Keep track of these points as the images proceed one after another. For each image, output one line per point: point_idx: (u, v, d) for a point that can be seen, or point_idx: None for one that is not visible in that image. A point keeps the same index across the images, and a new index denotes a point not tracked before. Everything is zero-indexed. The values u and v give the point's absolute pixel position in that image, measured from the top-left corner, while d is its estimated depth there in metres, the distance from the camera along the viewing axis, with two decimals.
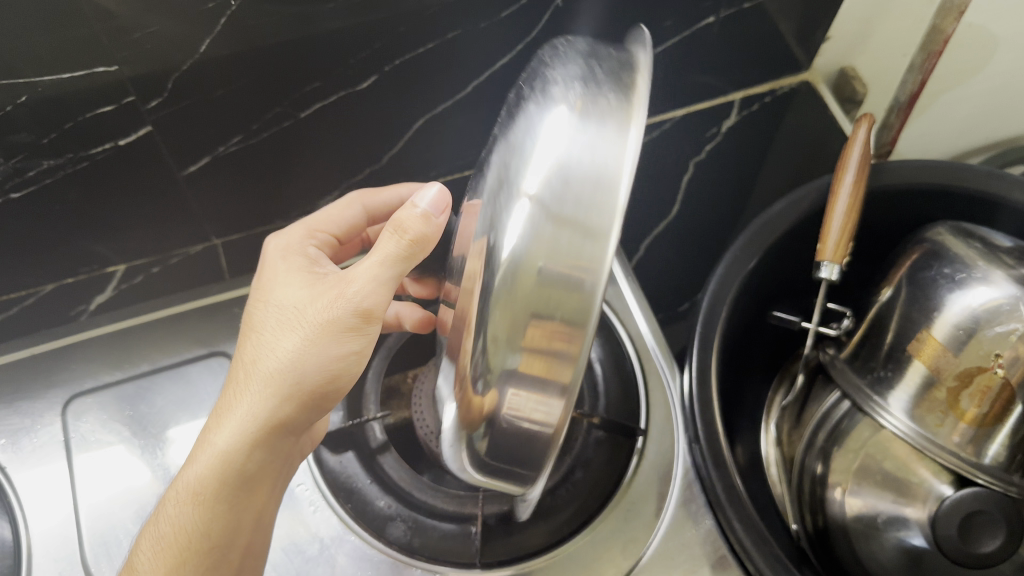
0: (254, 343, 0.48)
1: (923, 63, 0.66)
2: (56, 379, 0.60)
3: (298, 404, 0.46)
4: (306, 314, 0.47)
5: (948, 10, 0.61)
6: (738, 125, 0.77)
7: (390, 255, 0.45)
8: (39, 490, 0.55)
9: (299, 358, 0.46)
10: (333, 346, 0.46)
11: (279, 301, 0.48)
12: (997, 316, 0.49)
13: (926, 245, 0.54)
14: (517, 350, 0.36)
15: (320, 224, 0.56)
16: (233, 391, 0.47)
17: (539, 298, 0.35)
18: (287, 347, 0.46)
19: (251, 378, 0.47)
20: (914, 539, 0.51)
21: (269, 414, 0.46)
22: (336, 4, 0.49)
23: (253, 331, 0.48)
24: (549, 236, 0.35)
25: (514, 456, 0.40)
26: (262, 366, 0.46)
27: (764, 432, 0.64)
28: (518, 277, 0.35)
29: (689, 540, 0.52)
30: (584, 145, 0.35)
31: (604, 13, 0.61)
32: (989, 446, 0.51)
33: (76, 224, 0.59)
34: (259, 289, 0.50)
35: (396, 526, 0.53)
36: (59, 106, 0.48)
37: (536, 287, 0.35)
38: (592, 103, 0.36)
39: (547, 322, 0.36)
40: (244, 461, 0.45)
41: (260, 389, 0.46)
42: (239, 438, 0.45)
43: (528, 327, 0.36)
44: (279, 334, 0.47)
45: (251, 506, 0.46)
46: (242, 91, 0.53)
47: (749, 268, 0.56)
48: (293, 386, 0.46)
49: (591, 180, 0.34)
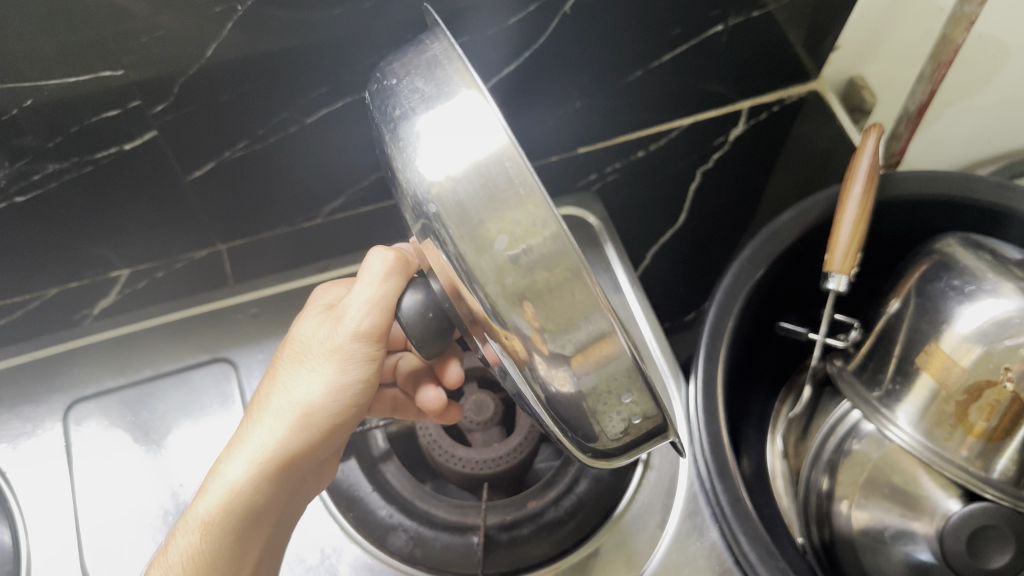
0: (271, 378, 0.48)
1: (934, 73, 0.64)
2: (57, 385, 0.59)
3: (305, 430, 0.46)
4: (318, 341, 0.47)
5: (959, 18, 0.59)
6: (747, 134, 0.77)
7: (377, 275, 0.45)
8: (40, 494, 0.55)
9: (307, 385, 0.46)
10: (343, 379, 0.46)
11: (291, 339, 0.49)
12: (1006, 329, 0.48)
13: (935, 257, 0.53)
14: (521, 285, 0.32)
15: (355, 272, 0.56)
16: (252, 421, 0.47)
17: (507, 226, 0.32)
18: (297, 378, 0.46)
19: (264, 411, 0.46)
20: (921, 553, 0.50)
21: (275, 440, 0.45)
22: (343, 10, 0.49)
23: (269, 368, 0.49)
24: (487, 206, 0.32)
25: (596, 401, 0.34)
26: (275, 399, 0.46)
27: (770, 445, 0.62)
28: (495, 241, 0.32)
29: (693, 553, 0.51)
30: (454, 109, 0.33)
31: (612, 22, 0.61)
32: (998, 461, 0.50)
33: (83, 229, 0.59)
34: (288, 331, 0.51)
35: (398, 536, 0.52)
36: (66, 109, 0.48)
37: (518, 237, 0.32)
38: (429, 91, 0.35)
39: (545, 262, 0.32)
40: (251, 495, 0.44)
41: (271, 420, 0.46)
42: (249, 472, 0.44)
43: (529, 267, 0.32)
44: (283, 369, 0.48)
45: (256, 536, 0.45)
46: (249, 95, 0.53)
47: (756, 279, 0.56)
48: (299, 419, 0.45)
49: (476, 143, 0.33)
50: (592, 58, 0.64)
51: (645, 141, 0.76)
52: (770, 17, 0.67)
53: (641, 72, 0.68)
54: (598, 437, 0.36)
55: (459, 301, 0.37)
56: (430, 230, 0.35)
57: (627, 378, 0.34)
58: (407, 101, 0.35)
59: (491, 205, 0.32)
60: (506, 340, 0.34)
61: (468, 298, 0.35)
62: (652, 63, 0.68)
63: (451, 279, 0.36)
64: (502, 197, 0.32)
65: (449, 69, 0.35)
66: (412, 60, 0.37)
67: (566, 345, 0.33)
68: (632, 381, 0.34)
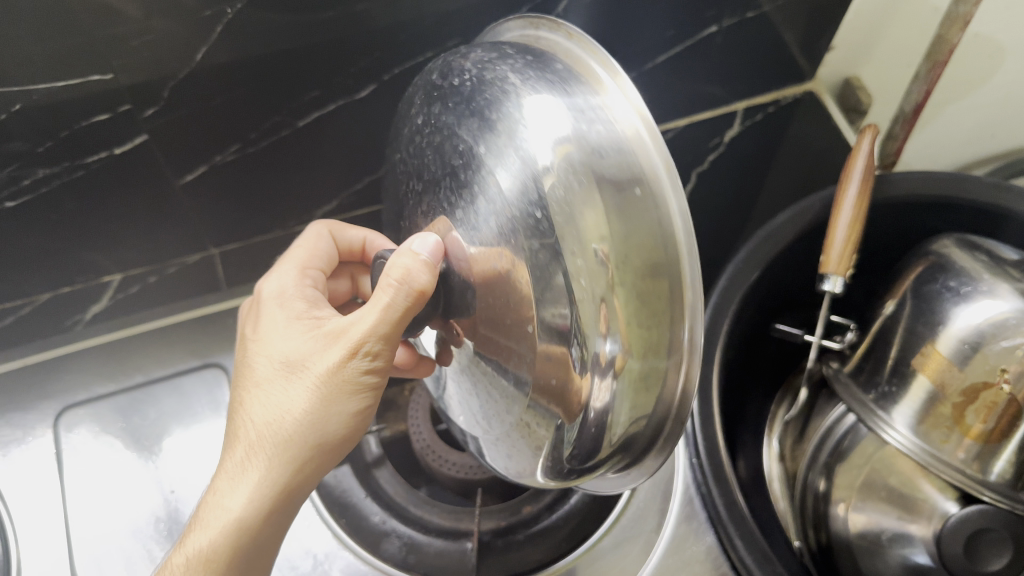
0: (259, 395, 0.43)
1: (929, 72, 0.64)
2: (50, 392, 0.60)
3: (308, 458, 0.42)
4: (316, 358, 0.43)
5: (955, 19, 0.59)
6: (742, 135, 0.77)
7: (388, 305, 0.40)
8: (31, 503, 0.55)
9: (304, 410, 0.42)
10: (353, 405, 0.43)
11: (279, 350, 0.44)
12: (1003, 330, 0.47)
13: (931, 258, 0.53)
14: (612, 290, 0.34)
15: (308, 258, 0.53)
16: (246, 447, 0.42)
17: (625, 221, 0.34)
18: (295, 400, 0.42)
19: (262, 437, 0.42)
20: (917, 556, 0.50)
21: (277, 469, 0.42)
22: (335, 13, 0.49)
23: (251, 380, 0.45)
24: (612, 199, 0.34)
25: (624, 424, 0.37)
26: (274, 426, 0.42)
27: (767, 448, 0.63)
28: (608, 233, 0.34)
29: (690, 557, 0.51)
30: (585, 105, 0.36)
31: (606, 23, 0.61)
32: (995, 463, 0.50)
33: (75, 235, 0.58)
34: (265, 336, 0.46)
35: (391, 542, 0.52)
36: (54, 112, 0.48)
37: (630, 232, 0.34)
38: (559, 84, 0.37)
39: (649, 263, 0.34)
40: (259, 529, 0.41)
41: (273, 450, 0.42)
42: (254, 507, 0.41)
43: (626, 269, 0.34)
44: (275, 389, 0.43)
45: (262, 567, 0.42)
46: (241, 98, 0.53)
47: (752, 281, 0.56)
48: (303, 447, 0.42)
49: (612, 139, 0.35)
50: None
51: None
52: (765, 18, 0.67)
53: (636, 73, 0.68)
54: (603, 446, 0.38)
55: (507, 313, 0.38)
56: (541, 215, 0.35)
57: (661, 410, 0.37)
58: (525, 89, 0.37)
59: (616, 201, 0.34)
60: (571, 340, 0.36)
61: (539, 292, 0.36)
62: (648, 65, 0.67)
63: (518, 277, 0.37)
64: (631, 195, 0.34)
65: (576, 73, 0.37)
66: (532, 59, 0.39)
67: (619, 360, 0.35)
68: (654, 417, 0.37)
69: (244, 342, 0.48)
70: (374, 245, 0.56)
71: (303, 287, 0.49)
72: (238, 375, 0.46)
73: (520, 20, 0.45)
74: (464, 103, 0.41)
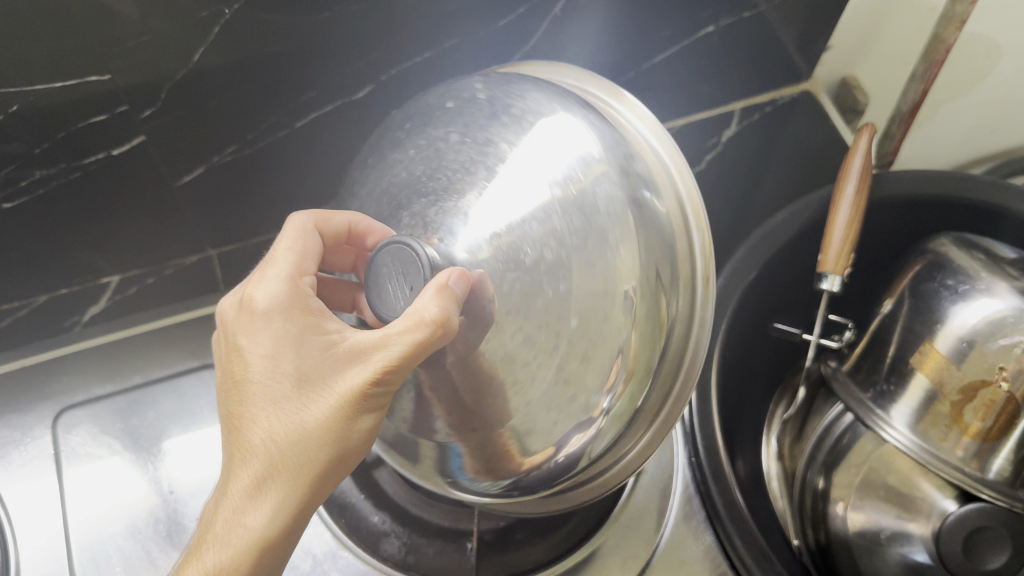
0: (272, 412, 0.38)
1: (926, 71, 0.64)
2: (48, 393, 0.60)
3: (330, 479, 0.39)
4: (340, 374, 0.39)
5: (950, 18, 0.59)
6: (739, 135, 0.77)
7: (422, 336, 0.38)
8: (29, 504, 0.55)
9: (329, 433, 0.38)
10: (373, 421, 0.40)
11: (288, 365, 0.39)
12: (1001, 328, 0.47)
13: (929, 257, 0.53)
14: (635, 332, 0.41)
15: (299, 255, 0.43)
16: (264, 468, 0.38)
17: (652, 249, 0.42)
18: (315, 422, 0.38)
19: (279, 460, 0.38)
20: (916, 555, 0.50)
21: (301, 491, 0.39)
22: (332, 13, 0.49)
23: (254, 394, 0.39)
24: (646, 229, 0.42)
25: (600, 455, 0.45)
26: (291, 449, 0.38)
27: (766, 446, 0.63)
28: (643, 257, 0.41)
29: (689, 555, 0.52)
30: (619, 147, 0.43)
31: (602, 22, 0.61)
32: (993, 461, 0.50)
33: (72, 237, 0.58)
34: (265, 343, 0.39)
35: (390, 543, 0.52)
36: (53, 113, 0.48)
37: (656, 258, 0.42)
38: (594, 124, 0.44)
39: (664, 297, 0.42)
40: (281, 552, 0.39)
41: (291, 472, 0.38)
42: (275, 530, 0.38)
43: (649, 306, 0.42)
44: (288, 410, 0.38)
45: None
46: (238, 99, 0.52)
47: (750, 280, 0.56)
48: (324, 470, 0.39)
49: (643, 181, 0.43)
50: (584, 57, 0.64)
51: None
52: (762, 17, 0.67)
53: (633, 73, 0.68)
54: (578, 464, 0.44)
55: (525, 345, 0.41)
56: (591, 230, 0.41)
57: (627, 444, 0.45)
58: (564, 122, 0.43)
59: (650, 232, 0.42)
60: (594, 373, 0.41)
61: (574, 325, 0.40)
62: (644, 65, 0.68)
63: (554, 304, 0.40)
64: (658, 227, 0.43)
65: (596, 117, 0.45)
66: (551, 97, 0.45)
67: (618, 400, 0.42)
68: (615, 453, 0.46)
69: (235, 348, 0.41)
70: (362, 228, 0.46)
71: (300, 298, 0.41)
72: (235, 386, 0.40)
73: (535, 68, 0.54)
74: (498, 115, 0.45)
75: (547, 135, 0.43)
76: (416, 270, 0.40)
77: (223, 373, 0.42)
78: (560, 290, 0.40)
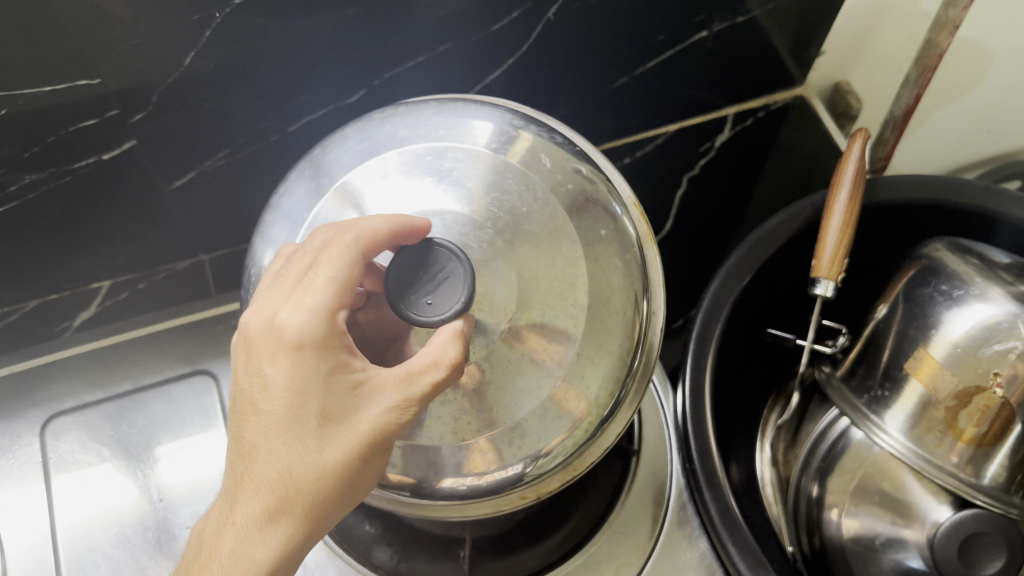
0: (292, 448, 0.37)
1: (920, 76, 0.61)
2: (37, 399, 0.59)
3: (337, 513, 0.39)
4: (363, 413, 0.38)
5: (944, 23, 0.57)
6: (732, 141, 0.76)
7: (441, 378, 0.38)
8: (19, 512, 0.55)
9: (345, 472, 0.38)
10: (383, 458, 0.39)
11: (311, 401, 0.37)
12: (995, 334, 0.48)
13: (923, 262, 0.52)
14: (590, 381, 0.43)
15: (336, 277, 0.39)
16: (277, 501, 0.37)
17: (631, 303, 0.45)
18: (333, 462, 0.37)
19: (292, 496, 0.37)
20: (910, 561, 0.50)
21: (311, 525, 0.38)
22: (323, 17, 0.48)
23: (273, 426, 0.37)
24: (635, 276, 0.45)
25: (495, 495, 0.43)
26: (306, 486, 0.37)
27: (760, 452, 0.62)
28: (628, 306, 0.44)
29: (684, 563, 0.52)
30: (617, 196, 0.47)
31: (596, 27, 0.61)
32: (988, 466, 0.50)
33: (62, 242, 0.58)
34: (289, 375, 0.37)
35: (382, 550, 0.52)
36: (41, 118, 0.47)
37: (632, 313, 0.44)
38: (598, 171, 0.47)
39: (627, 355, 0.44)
40: None
41: (303, 508, 0.37)
42: (281, 564, 0.37)
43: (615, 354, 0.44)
44: (308, 447, 0.37)
45: None
46: (229, 103, 0.52)
47: (744, 285, 0.56)
48: (334, 506, 0.38)
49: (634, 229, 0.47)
50: (578, 61, 0.64)
51: (632, 148, 0.76)
52: (755, 22, 0.67)
53: (626, 78, 0.68)
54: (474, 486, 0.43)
55: (517, 352, 0.41)
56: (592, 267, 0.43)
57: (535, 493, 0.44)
58: (575, 163, 0.46)
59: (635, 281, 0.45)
60: (557, 409, 0.43)
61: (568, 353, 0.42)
62: (638, 69, 0.68)
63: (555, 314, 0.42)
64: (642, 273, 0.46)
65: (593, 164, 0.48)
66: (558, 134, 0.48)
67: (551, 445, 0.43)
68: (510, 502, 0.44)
69: (257, 373, 0.38)
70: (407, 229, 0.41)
71: (330, 329, 0.38)
72: (253, 413, 0.38)
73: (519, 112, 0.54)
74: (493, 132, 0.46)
75: (563, 173, 0.45)
76: (447, 297, 0.40)
77: (237, 392, 0.39)
78: (560, 315, 0.42)
